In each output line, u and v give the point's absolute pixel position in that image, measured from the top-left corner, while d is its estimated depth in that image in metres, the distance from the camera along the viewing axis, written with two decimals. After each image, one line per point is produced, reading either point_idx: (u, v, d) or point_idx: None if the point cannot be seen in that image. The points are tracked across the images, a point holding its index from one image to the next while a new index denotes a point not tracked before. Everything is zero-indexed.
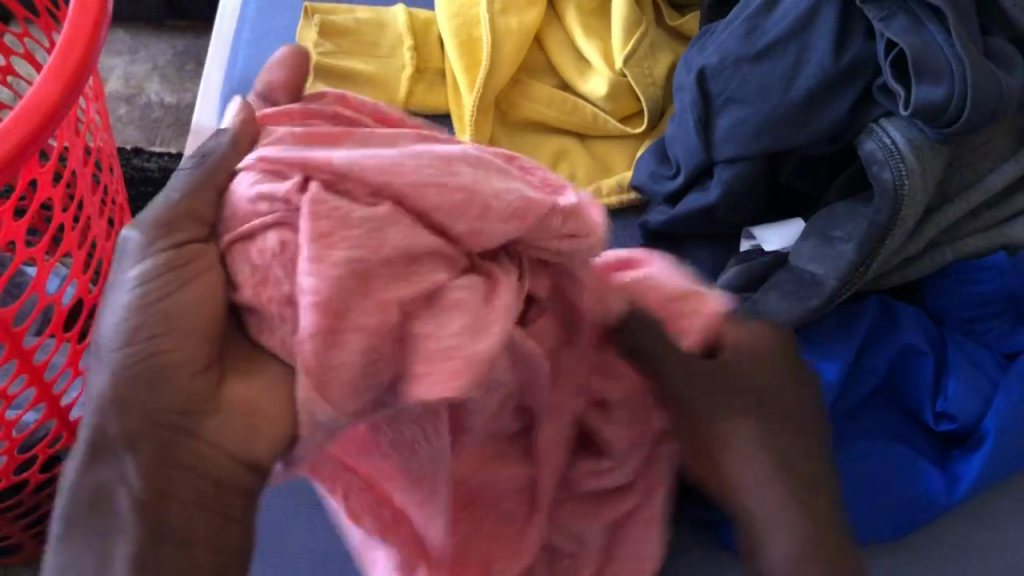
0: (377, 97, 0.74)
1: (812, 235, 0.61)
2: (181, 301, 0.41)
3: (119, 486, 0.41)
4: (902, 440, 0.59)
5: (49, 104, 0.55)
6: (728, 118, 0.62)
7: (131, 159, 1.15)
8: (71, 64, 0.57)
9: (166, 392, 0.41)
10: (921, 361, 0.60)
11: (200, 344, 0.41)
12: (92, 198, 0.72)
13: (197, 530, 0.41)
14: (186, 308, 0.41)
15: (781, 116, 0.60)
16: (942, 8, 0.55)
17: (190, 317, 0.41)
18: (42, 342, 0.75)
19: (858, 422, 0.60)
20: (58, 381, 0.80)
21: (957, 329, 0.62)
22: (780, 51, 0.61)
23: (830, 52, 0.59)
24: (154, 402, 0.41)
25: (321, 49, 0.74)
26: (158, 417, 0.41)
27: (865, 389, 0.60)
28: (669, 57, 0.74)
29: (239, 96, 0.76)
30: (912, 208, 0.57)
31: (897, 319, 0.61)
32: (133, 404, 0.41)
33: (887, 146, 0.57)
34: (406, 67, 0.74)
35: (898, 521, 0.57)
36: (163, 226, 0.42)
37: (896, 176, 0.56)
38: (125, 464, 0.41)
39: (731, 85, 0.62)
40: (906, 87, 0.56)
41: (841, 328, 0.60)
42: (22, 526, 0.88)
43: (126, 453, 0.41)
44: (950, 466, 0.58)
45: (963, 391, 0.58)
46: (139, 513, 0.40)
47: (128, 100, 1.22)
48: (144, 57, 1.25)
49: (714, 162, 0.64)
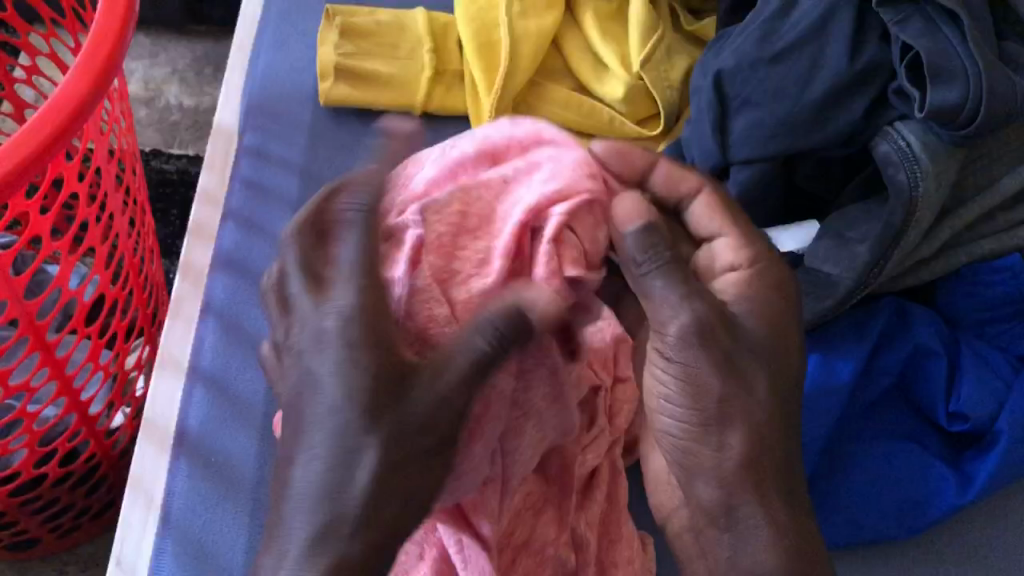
0: (396, 98, 0.75)
1: (825, 235, 0.61)
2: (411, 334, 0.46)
3: (361, 470, 0.43)
4: (915, 440, 0.60)
5: (77, 102, 0.56)
6: (744, 121, 0.63)
7: (150, 161, 1.17)
8: (99, 62, 0.58)
9: (421, 408, 0.45)
10: (934, 362, 0.60)
11: (452, 375, 0.45)
12: (116, 196, 0.73)
13: (407, 513, 0.44)
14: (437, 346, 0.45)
15: (796, 118, 0.61)
16: (958, 12, 0.56)
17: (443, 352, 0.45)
18: (63, 337, 0.76)
19: (870, 423, 0.60)
20: (77, 377, 0.81)
21: (971, 331, 0.63)
22: (796, 55, 0.62)
23: (845, 56, 0.60)
24: (410, 408, 0.44)
25: (342, 51, 0.76)
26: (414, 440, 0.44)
27: (878, 390, 0.61)
28: (685, 61, 0.75)
29: (260, 96, 0.77)
30: (925, 210, 0.58)
31: (910, 320, 0.61)
32: (405, 411, 0.44)
33: (902, 148, 0.58)
34: (426, 69, 0.75)
35: (911, 520, 0.57)
36: (371, 277, 0.47)
37: (910, 178, 0.57)
38: (368, 452, 0.43)
39: (748, 88, 0.63)
40: (921, 90, 0.57)
41: (855, 329, 0.61)
42: (39, 520, 0.89)
43: (373, 443, 0.43)
44: (963, 467, 0.58)
45: (976, 391, 0.58)
46: (364, 496, 0.43)
47: (148, 103, 1.23)
48: (163, 60, 1.27)
49: (729, 164, 0.64)
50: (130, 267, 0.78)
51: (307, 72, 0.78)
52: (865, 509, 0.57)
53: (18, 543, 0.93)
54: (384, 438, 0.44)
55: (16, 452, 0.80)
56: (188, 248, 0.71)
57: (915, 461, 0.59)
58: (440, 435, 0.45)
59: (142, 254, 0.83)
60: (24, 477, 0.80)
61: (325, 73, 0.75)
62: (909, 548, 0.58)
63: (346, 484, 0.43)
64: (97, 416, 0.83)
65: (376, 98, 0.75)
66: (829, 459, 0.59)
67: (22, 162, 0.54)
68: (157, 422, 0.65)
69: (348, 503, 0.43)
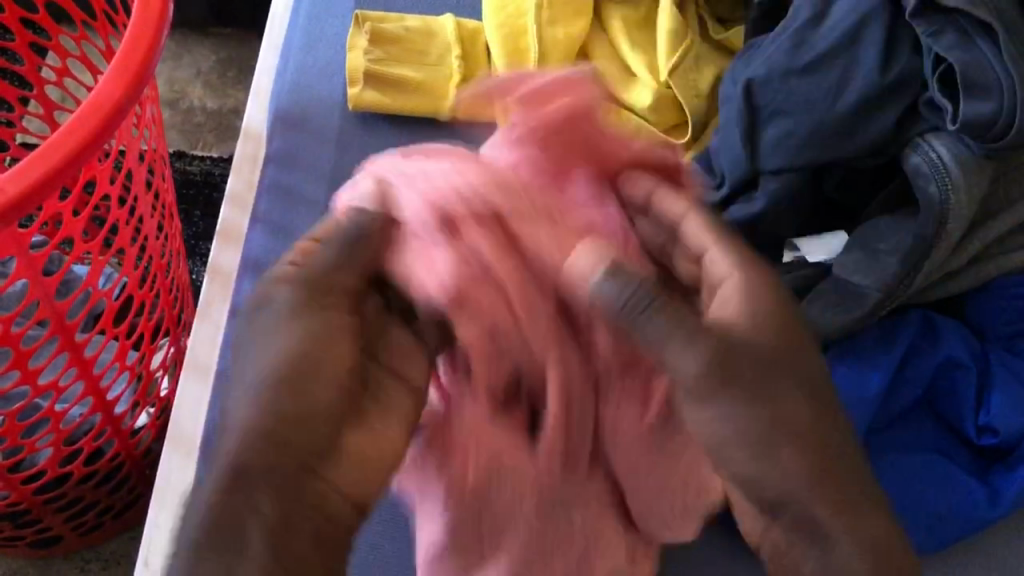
0: (425, 104, 0.76)
1: (855, 247, 0.61)
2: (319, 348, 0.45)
3: (253, 516, 0.40)
4: (943, 455, 0.60)
5: (113, 104, 0.57)
6: (774, 130, 0.63)
7: (174, 163, 1.18)
8: (135, 65, 0.59)
9: (313, 389, 0.44)
10: (963, 375, 0.60)
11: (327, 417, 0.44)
12: (146, 198, 0.73)
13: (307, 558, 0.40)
14: (326, 368, 0.44)
15: (827, 129, 0.61)
16: (994, 25, 0.56)
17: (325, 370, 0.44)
18: (92, 338, 0.76)
19: (894, 434, 0.60)
20: (105, 375, 0.82)
21: (1000, 343, 0.62)
22: (827, 66, 0.62)
23: (876, 67, 0.60)
24: (301, 438, 0.43)
25: (371, 57, 0.76)
26: (285, 452, 0.42)
27: (906, 402, 0.60)
28: (713, 70, 0.75)
29: (289, 101, 0.77)
30: (956, 223, 0.58)
31: (940, 333, 0.61)
32: (291, 443, 0.42)
33: (933, 160, 0.57)
34: (454, 76, 0.76)
35: (939, 533, 0.57)
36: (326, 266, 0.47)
37: (942, 190, 0.57)
38: (258, 494, 0.40)
39: (778, 98, 0.63)
40: (953, 103, 0.57)
41: (882, 340, 0.61)
42: (63, 518, 0.89)
43: (254, 485, 0.41)
44: (992, 481, 0.58)
45: (1006, 405, 0.58)
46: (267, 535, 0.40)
47: (172, 105, 1.24)
48: (186, 63, 1.27)
49: (759, 173, 0.64)
50: (158, 269, 0.78)
51: (336, 77, 0.79)
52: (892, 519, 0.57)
53: (40, 541, 0.94)
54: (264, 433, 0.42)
55: (43, 450, 0.81)
56: (216, 250, 0.72)
57: (944, 475, 0.58)
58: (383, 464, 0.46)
59: (168, 256, 0.84)
60: (50, 476, 0.80)
61: (354, 78, 0.76)
62: (937, 562, 0.58)
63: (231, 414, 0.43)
64: (121, 416, 0.84)
65: (404, 104, 0.75)
66: None
67: (59, 165, 0.54)
68: (184, 426, 0.65)
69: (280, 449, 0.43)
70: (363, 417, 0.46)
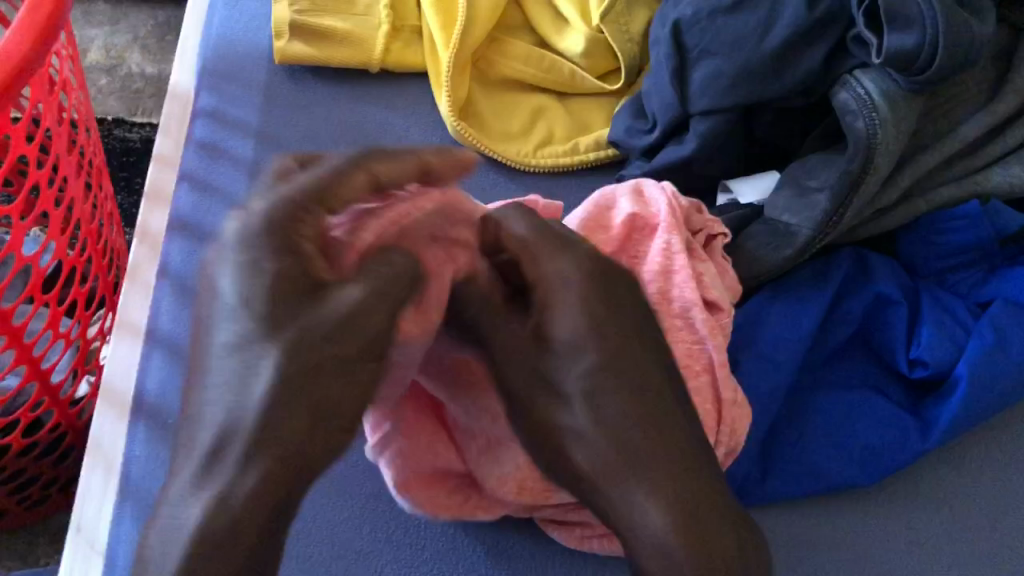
0: (354, 54, 0.74)
1: (786, 185, 0.61)
2: (281, 433, 0.44)
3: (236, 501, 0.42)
4: (878, 391, 0.60)
5: (20, 57, 0.53)
6: (703, 71, 0.63)
7: (112, 130, 1.14)
8: (41, 17, 0.55)
9: (320, 384, 0.45)
10: (894, 310, 0.60)
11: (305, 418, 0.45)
12: (68, 156, 0.70)
13: (292, 442, 0.44)
14: (286, 432, 0.44)
15: (756, 67, 0.60)
16: None
17: (313, 417, 0.45)
18: (21, 306, 0.73)
19: (827, 373, 0.61)
20: (38, 343, 0.78)
21: (932, 279, 0.63)
22: (755, 4, 0.61)
23: (803, 3, 0.59)
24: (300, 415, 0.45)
25: (296, 7, 0.75)
26: (311, 411, 0.45)
27: (839, 341, 0.61)
28: (646, 13, 0.73)
29: (216, 57, 0.76)
30: (885, 157, 0.57)
31: (871, 269, 0.61)
32: (274, 427, 0.44)
33: (860, 96, 0.57)
34: (383, 25, 0.75)
35: (874, 467, 0.57)
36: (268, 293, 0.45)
37: (869, 125, 0.56)
38: (244, 475, 0.43)
39: (706, 37, 0.63)
40: (878, 35, 0.56)
41: (814, 279, 0.61)
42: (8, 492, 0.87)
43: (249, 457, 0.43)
44: (925, 413, 0.59)
45: (935, 338, 0.59)
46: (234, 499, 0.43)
47: (110, 71, 1.21)
48: (123, 28, 1.24)
49: (689, 116, 0.64)
50: (87, 232, 0.76)
51: (262, 31, 0.78)
52: (831, 459, 0.57)
53: None
54: (283, 347, 0.44)
55: None
56: (145, 212, 0.70)
57: (878, 410, 0.59)
58: (309, 431, 0.45)
59: (99, 220, 0.81)
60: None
61: (280, 31, 0.74)
62: (881, 495, 0.58)
63: (239, 406, 0.44)
64: (59, 385, 0.81)
65: (332, 55, 0.74)
66: (791, 408, 0.59)
67: None
68: (115, 388, 0.62)
69: (229, 436, 0.43)
70: (310, 306, 0.46)
